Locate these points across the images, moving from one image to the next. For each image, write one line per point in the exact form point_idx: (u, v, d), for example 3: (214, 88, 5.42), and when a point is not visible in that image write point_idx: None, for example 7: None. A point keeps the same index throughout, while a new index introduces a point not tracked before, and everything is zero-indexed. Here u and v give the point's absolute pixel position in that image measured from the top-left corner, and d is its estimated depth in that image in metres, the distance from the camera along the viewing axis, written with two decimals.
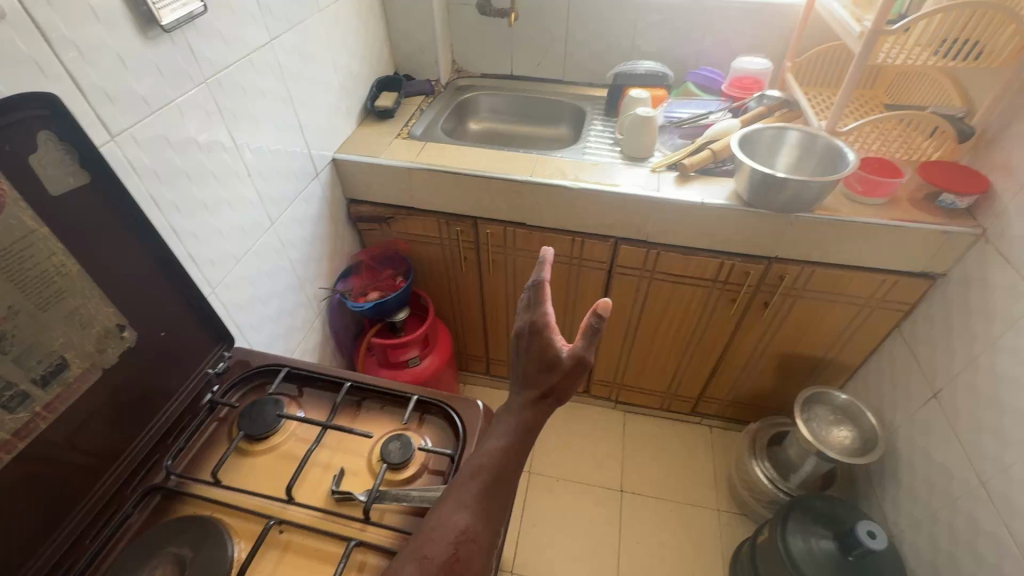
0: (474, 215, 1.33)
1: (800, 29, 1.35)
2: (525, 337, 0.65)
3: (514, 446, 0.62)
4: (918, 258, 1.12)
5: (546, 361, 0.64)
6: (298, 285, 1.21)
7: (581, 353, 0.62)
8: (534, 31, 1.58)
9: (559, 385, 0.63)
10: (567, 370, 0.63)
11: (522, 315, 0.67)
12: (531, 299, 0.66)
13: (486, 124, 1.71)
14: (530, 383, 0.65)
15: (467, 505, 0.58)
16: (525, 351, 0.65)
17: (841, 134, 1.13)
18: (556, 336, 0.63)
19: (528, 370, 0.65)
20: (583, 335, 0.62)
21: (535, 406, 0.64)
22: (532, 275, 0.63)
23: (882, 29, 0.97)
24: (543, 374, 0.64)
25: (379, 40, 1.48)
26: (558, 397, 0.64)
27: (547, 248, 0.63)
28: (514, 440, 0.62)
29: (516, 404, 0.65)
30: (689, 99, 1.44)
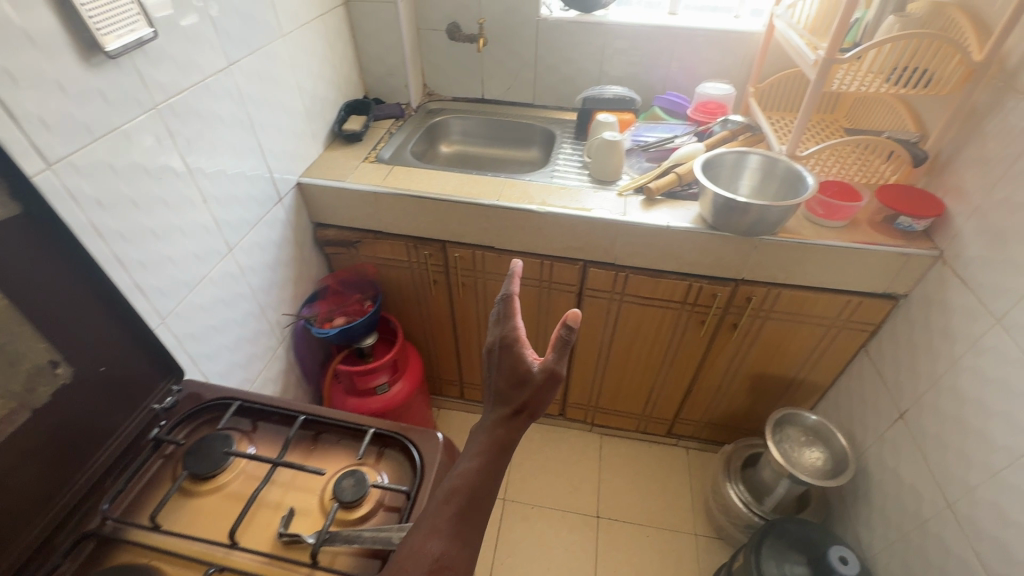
0: (442, 239, 1.31)
1: (761, 57, 1.39)
2: (496, 352, 0.63)
3: (489, 466, 0.58)
4: (880, 280, 1.13)
5: (518, 375, 0.60)
6: (260, 312, 1.18)
7: (553, 365, 0.59)
8: (504, 56, 1.59)
9: (532, 399, 0.60)
10: (539, 384, 0.60)
11: (492, 329, 0.64)
12: (502, 313, 0.64)
13: (458, 147, 1.71)
14: (503, 398, 0.61)
15: (442, 533, 0.54)
16: (496, 367, 0.62)
17: (801, 159, 1.15)
18: (527, 349, 0.61)
19: (500, 386, 0.62)
20: (554, 347, 0.60)
21: (509, 422, 0.60)
22: (501, 289, 0.62)
23: (836, 59, 0.99)
24: (514, 389, 0.61)
25: (348, 64, 1.48)
26: (532, 412, 0.60)
27: (515, 261, 0.61)
28: (489, 459, 0.58)
29: (489, 421, 0.61)
30: (656, 123, 1.46)
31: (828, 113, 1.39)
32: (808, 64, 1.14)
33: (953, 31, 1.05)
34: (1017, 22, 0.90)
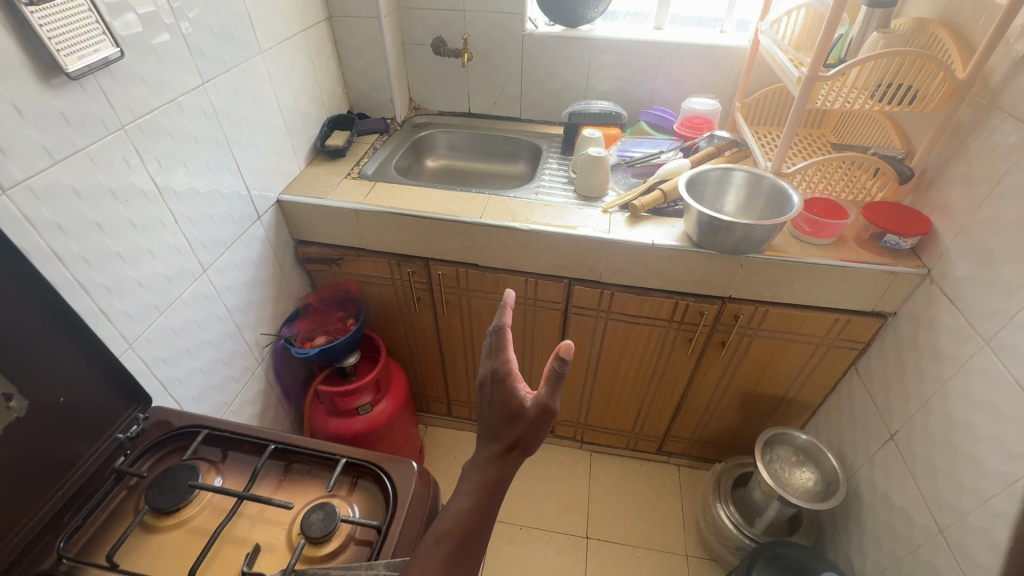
0: (425, 256, 1.29)
1: (747, 71, 1.38)
2: (488, 386, 0.66)
3: (481, 505, 0.62)
4: (868, 298, 1.12)
5: (510, 411, 0.64)
6: (236, 333, 1.15)
7: (544, 400, 0.63)
8: (489, 70, 1.58)
9: (524, 436, 0.63)
10: (532, 419, 0.63)
11: (485, 362, 0.67)
12: (494, 345, 0.67)
13: (445, 162, 1.69)
14: (496, 435, 0.65)
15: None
16: (489, 400, 0.66)
17: (786, 175, 1.13)
18: (519, 384, 0.64)
19: (493, 423, 0.65)
20: (545, 381, 0.63)
21: (499, 460, 0.63)
22: (494, 322, 0.64)
23: (818, 75, 0.98)
24: (507, 425, 0.64)
25: (332, 79, 1.46)
26: (524, 448, 0.64)
27: (508, 294, 0.65)
28: (481, 499, 0.62)
29: (481, 458, 0.65)
30: (642, 138, 1.44)
31: (813, 128, 1.38)
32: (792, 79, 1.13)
33: (936, 49, 1.04)
34: (999, 40, 0.89)
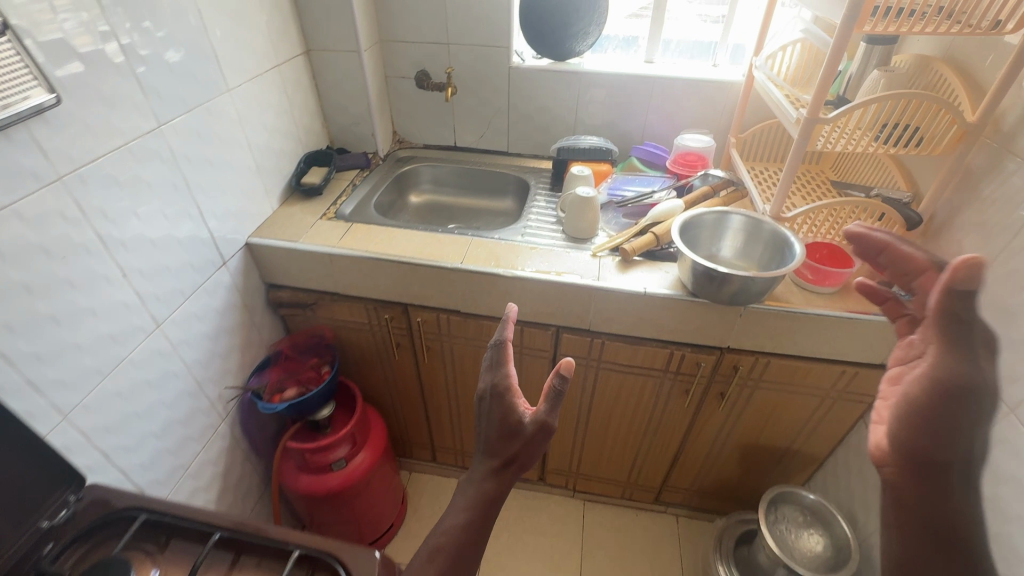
0: (404, 301, 1.21)
1: (742, 107, 1.33)
2: (488, 399, 0.66)
3: (474, 523, 0.61)
4: (877, 351, 1.04)
5: (508, 426, 0.64)
6: (196, 389, 1.06)
7: (543, 416, 0.63)
8: (475, 104, 1.53)
9: (521, 453, 0.63)
10: (529, 435, 0.63)
11: (485, 376, 0.68)
12: (495, 359, 0.68)
13: (429, 197, 1.63)
14: (493, 450, 0.64)
15: None
16: (489, 414, 0.66)
17: (786, 220, 1.06)
18: (519, 399, 0.64)
19: (491, 437, 0.65)
20: (544, 398, 0.64)
21: (495, 477, 0.63)
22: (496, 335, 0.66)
23: (818, 117, 0.91)
24: (504, 440, 0.64)
25: (310, 113, 1.40)
26: (521, 464, 0.63)
27: (512, 308, 0.68)
28: (474, 515, 0.61)
29: (477, 474, 0.64)
30: (634, 176, 1.38)
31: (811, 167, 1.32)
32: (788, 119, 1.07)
33: (942, 89, 0.99)
34: (1012, 82, 0.83)
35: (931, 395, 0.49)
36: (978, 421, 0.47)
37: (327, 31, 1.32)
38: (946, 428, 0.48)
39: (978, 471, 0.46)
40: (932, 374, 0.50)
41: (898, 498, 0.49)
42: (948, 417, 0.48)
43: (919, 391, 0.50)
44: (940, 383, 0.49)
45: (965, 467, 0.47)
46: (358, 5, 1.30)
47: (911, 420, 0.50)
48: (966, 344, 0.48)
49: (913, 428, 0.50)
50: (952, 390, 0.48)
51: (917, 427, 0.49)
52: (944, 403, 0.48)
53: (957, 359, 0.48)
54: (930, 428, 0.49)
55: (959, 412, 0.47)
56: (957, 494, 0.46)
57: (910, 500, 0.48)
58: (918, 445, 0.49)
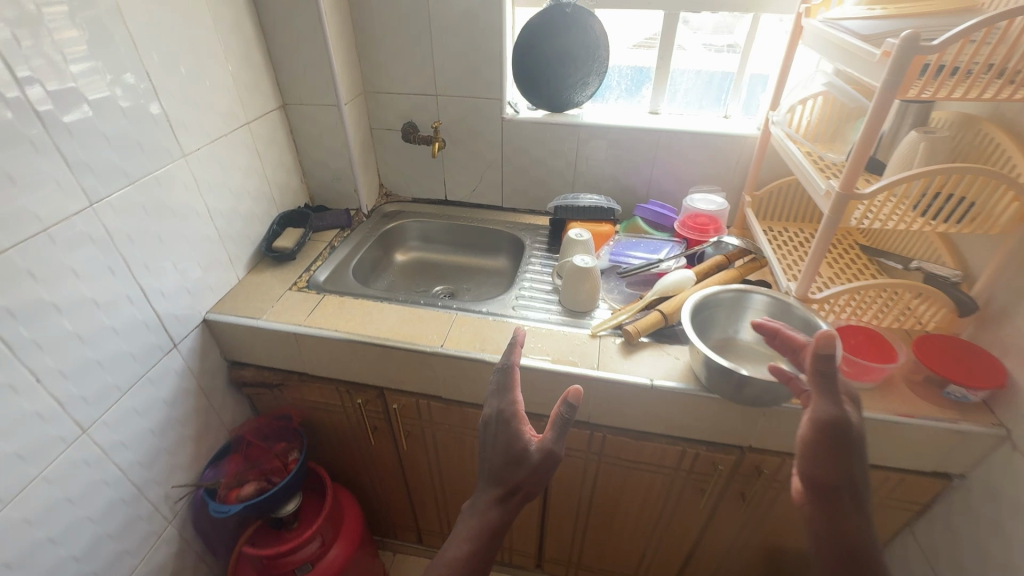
0: (379, 385, 1.08)
1: (757, 163, 1.21)
2: (493, 424, 0.70)
3: (478, 553, 0.64)
4: (928, 458, 0.88)
5: (514, 453, 0.67)
6: (133, 495, 0.93)
7: (549, 444, 0.66)
8: (466, 157, 1.42)
9: (525, 481, 0.66)
10: (534, 464, 0.66)
11: (491, 401, 0.72)
12: (500, 385, 0.72)
13: (417, 254, 1.50)
14: (496, 479, 0.68)
15: None
16: (494, 440, 0.70)
17: (813, 301, 0.92)
18: (527, 427, 0.68)
19: (495, 465, 0.68)
20: (551, 427, 0.67)
21: (498, 506, 0.66)
22: (505, 360, 0.71)
23: (853, 193, 0.78)
24: (509, 469, 0.67)
25: (286, 170, 1.30)
26: (525, 493, 0.66)
27: (520, 333, 0.72)
28: (480, 546, 0.64)
29: (481, 502, 0.67)
30: (638, 239, 1.25)
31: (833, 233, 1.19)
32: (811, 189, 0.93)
33: (996, 155, 0.86)
34: None
35: (822, 434, 0.61)
36: (854, 451, 0.60)
37: (304, 85, 1.22)
38: (836, 454, 0.60)
39: (864, 490, 0.60)
40: (817, 418, 0.62)
41: (815, 532, 0.60)
42: (834, 449, 0.60)
43: (809, 429, 0.62)
44: (827, 425, 0.61)
45: (851, 489, 0.60)
46: (337, 58, 1.21)
47: (808, 456, 0.62)
48: (836, 391, 0.63)
49: (813, 462, 0.61)
50: (836, 424, 0.60)
51: (818, 458, 0.61)
52: (830, 436, 0.60)
53: (834, 405, 0.61)
54: (832, 459, 0.60)
55: (847, 442, 0.60)
56: (855, 516, 0.59)
57: (828, 535, 0.59)
58: (821, 476, 0.61)
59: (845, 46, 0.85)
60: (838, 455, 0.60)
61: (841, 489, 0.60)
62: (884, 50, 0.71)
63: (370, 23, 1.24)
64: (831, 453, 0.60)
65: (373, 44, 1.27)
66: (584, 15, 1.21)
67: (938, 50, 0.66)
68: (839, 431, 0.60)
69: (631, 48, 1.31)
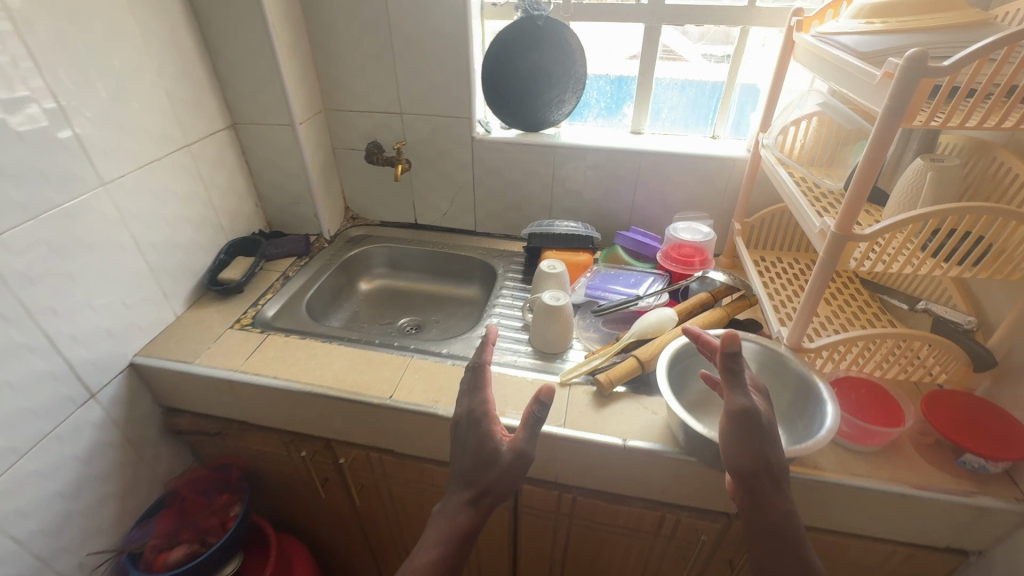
0: (325, 435, 0.97)
1: (748, 187, 1.11)
2: (464, 424, 0.68)
3: (447, 560, 0.60)
4: (940, 533, 0.77)
5: (484, 454, 0.65)
6: (35, 568, 0.82)
7: (520, 444, 0.64)
8: (436, 179, 1.32)
9: (495, 483, 0.64)
10: (504, 464, 0.65)
11: (463, 401, 0.70)
12: (471, 386, 0.70)
13: (383, 282, 1.40)
14: (465, 482, 0.65)
15: None
16: (464, 442, 0.67)
17: (808, 351, 0.80)
18: (497, 426, 0.66)
19: (464, 467, 0.66)
20: (522, 426, 0.65)
21: (470, 508, 0.63)
22: (475, 360, 0.70)
23: (850, 234, 0.67)
24: (479, 470, 0.65)
25: (237, 194, 1.20)
26: (496, 494, 0.64)
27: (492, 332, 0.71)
28: (447, 552, 0.61)
29: (451, 506, 0.64)
30: (617, 270, 1.14)
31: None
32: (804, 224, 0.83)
33: (1011, 187, 0.75)
34: None
35: (735, 423, 0.59)
36: (768, 434, 0.59)
37: (255, 104, 1.13)
38: (749, 441, 0.58)
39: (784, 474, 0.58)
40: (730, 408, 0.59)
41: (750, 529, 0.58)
42: (748, 437, 0.58)
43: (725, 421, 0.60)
44: (738, 413, 0.59)
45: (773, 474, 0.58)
46: (290, 74, 1.11)
47: (723, 445, 0.60)
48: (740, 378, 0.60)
49: (729, 449, 0.60)
50: (745, 414, 0.58)
51: (735, 448, 0.59)
52: (741, 425, 0.58)
53: (740, 393, 0.59)
54: (746, 444, 0.58)
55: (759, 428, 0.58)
56: (778, 500, 0.57)
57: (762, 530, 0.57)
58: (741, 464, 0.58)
59: (841, 65, 0.75)
60: (752, 442, 0.58)
61: (761, 474, 0.58)
62: (885, 71, 0.61)
63: (328, 36, 1.15)
64: (744, 441, 0.58)
65: (331, 59, 1.18)
66: (557, 27, 1.11)
67: (949, 72, 0.55)
68: (749, 421, 0.58)
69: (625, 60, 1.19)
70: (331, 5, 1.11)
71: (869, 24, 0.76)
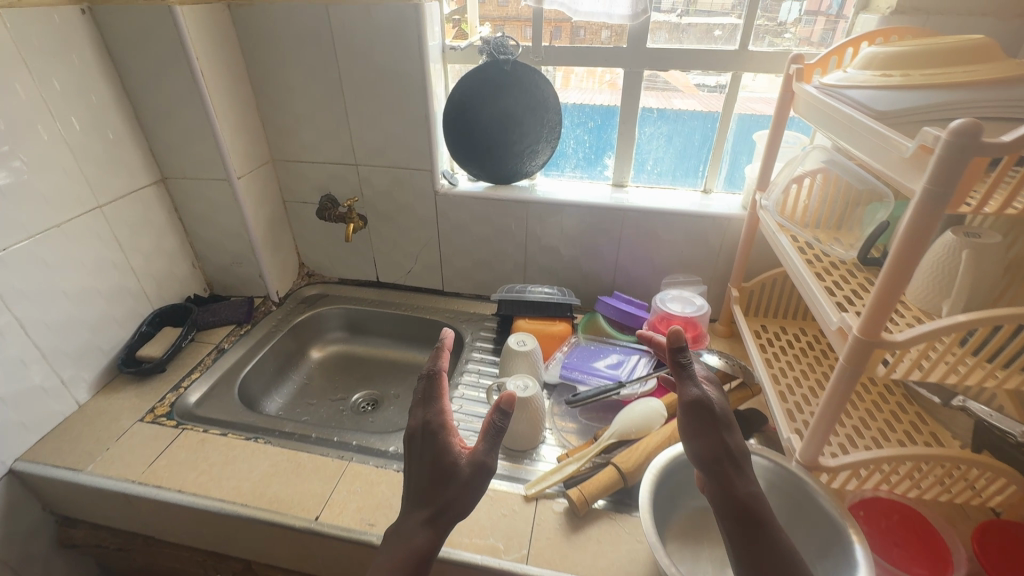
0: (242, 556, 0.80)
1: (746, 248, 0.97)
2: (418, 438, 0.58)
3: None
4: None
5: (440, 469, 0.55)
6: None
7: (481, 455, 0.55)
8: (398, 235, 1.19)
9: (456, 498, 0.54)
10: (464, 480, 0.55)
11: (416, 412, 0.60)
12: (426, 393, 0.60)
13: (339, 348, 1.24)
14: (422, 499, 0.56)
15: None
16: (418, 456, 0.57)
17: (826, 469, 0.65)
18: (454, 436, 0.57)
19: (421, 483, 0.56)
20: (483, 434, 0.56)
21: (428, 529, 0.54)
22: (428, 363, 0.60)
23: (878, 340, 0.53)
24: (437, 486, 0.55)
25: (168, 256, 1.06)
26: (456, 513, 0.54)
27: (449, 331, 0.62)
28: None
29: (406, 528, 0.55)
30: (597, 346, 1.00)
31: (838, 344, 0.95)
32: (814, 310, 0.69)
33: None
34: None
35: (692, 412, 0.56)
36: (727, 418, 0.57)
37: (187, 158, 1.00)
38: (705, 428, 0.55)
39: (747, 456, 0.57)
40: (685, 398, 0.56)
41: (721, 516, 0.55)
42: (706, 424, 0.56)
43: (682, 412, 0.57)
44: (692, 402, 0.56)
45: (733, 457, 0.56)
46: (226, 125, 0.98)
47: (685, 436, 0.57)
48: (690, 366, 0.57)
49: (689, 440, 0.57)
50: (700, 403, 0.55)
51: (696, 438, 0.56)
52: (695, 414, 0.55)
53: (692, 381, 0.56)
54: (705, 432, 0.56)
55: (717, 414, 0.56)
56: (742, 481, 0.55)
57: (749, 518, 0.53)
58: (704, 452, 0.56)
59: (852, 124, 0.62)
60: (712, 429, 0.56)
61: (723, 460, 0.55)
62: (922, 141, 0.47)
63: (272, 82, 1.03)
64: (700, 429, 0.56)
65: (277, 107, 1.05)
66: (527, 71, 0.99)
67: (1011, 149, 0.42)
68: (702, 410, 0.55)
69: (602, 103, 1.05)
70: (274, 48, 0.99)
71: (886, 77, 0.64)
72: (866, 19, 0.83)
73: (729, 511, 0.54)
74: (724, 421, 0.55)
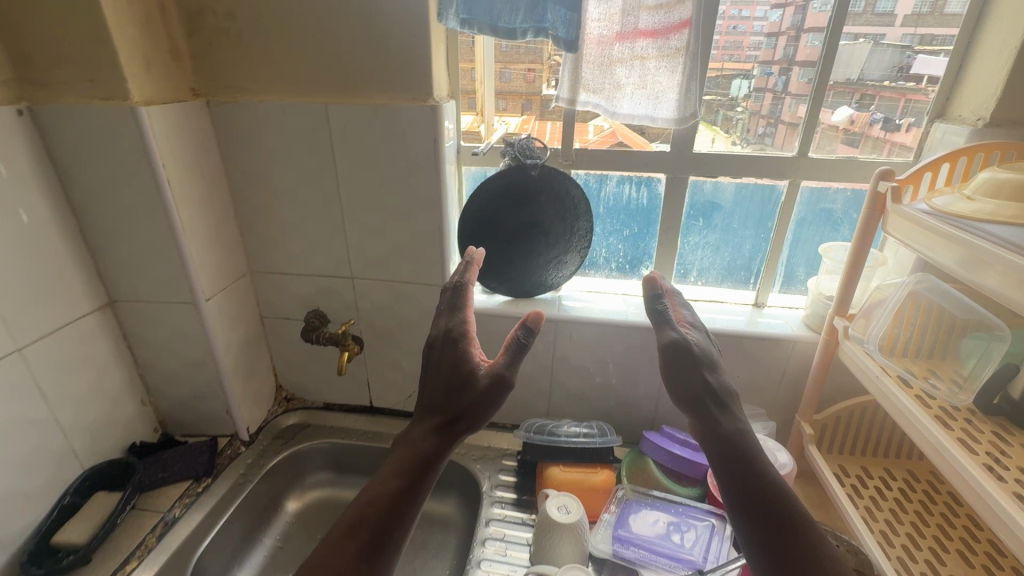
0: None
1: (819, 376, 0.82)
2: (437, 346, 0.56)
3: (407, 493, 0.49)
4: None
5: (455, 377, 0.53)
6: None
7: (499, 369, 0.52)
8: (398, 354, 1.00)
9: (470, 409, 0.51)
10: (480, 389, 0.51)
11: (438, 321, 0.58)
12: (450, 303, 0.58)
13: (322, 493, 1.01)
14: (434, 406, 0.53)
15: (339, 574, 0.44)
16: (436, 363, 0.55)
17: None
18: (474, 346, 0.54)
19: (436, 391, 0.54)
20: (503, 350, 0.53)
21: (436, 435, 0.51)
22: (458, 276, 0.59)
23: None
24: (451, 395, 0.52)
25: (110, 396, 0.84)
26: (467, 423, 0.51)
27: (478, 250, 0.61)
28: (409, 484, 0.49)
29: (415, 433, 0.52)
30: (651, 504, 0.80)
31: (937, 497, 0.80)
32: (994, 522, 0.53)
33: None
34: None
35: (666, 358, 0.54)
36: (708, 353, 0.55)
37: (143, 277, 0.81)
38: (682, 371, 0.54)
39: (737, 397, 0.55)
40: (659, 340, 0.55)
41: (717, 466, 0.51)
42: (683, 366, 0.54)
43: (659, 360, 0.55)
44: (666, 345, 0.54)
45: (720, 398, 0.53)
46: (196, 239, 0.81)
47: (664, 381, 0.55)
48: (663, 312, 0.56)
49: (670, 383, 0.54)
50: (674, 345, 0.54)
51: (677, 387, 0.54)
52: (670, 358, 0.54)
53: (665, 325, 0.55)
54: (684, 374, 0.54)
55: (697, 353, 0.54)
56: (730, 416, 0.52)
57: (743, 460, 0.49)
58: (687, 390, 0.53)
59: (997, 263, 0.50)
60: (692, 367, 0.53)
61: (707, 399, 0.53)
62: None
63: (255, 186, 0.87)
64: (677, 370, 0.54)
65: (260, 213, 0.89)
66: (558, 177, 0.86)
67: None
68: (679, 352, 0.54)
69: (639, 208, 0.93)
70: (260, 149, 0.84)
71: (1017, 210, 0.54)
72: (948, 130, 0.74)
73: (712, 439, 0.51)
74: (701, 360, 0.54)
